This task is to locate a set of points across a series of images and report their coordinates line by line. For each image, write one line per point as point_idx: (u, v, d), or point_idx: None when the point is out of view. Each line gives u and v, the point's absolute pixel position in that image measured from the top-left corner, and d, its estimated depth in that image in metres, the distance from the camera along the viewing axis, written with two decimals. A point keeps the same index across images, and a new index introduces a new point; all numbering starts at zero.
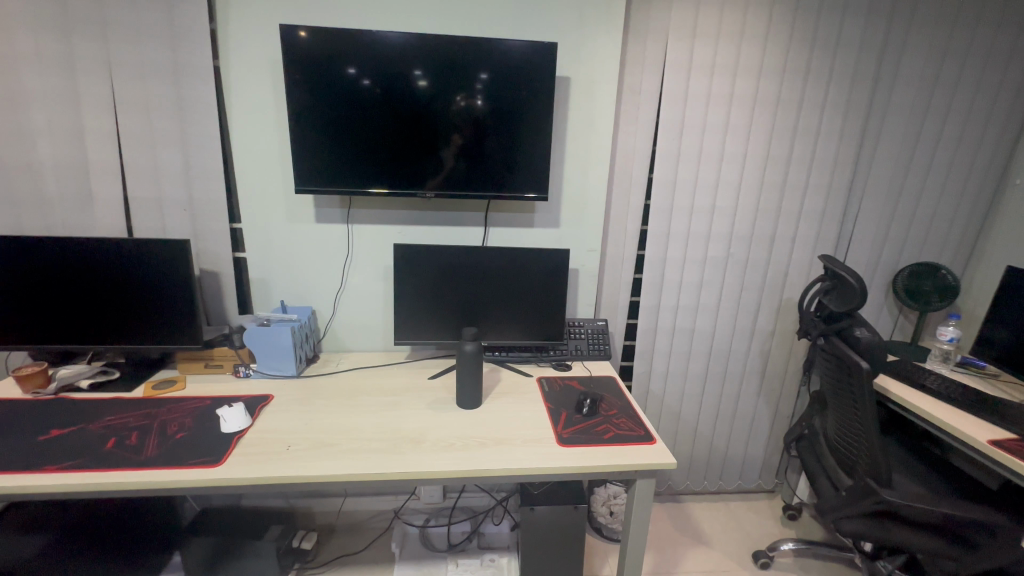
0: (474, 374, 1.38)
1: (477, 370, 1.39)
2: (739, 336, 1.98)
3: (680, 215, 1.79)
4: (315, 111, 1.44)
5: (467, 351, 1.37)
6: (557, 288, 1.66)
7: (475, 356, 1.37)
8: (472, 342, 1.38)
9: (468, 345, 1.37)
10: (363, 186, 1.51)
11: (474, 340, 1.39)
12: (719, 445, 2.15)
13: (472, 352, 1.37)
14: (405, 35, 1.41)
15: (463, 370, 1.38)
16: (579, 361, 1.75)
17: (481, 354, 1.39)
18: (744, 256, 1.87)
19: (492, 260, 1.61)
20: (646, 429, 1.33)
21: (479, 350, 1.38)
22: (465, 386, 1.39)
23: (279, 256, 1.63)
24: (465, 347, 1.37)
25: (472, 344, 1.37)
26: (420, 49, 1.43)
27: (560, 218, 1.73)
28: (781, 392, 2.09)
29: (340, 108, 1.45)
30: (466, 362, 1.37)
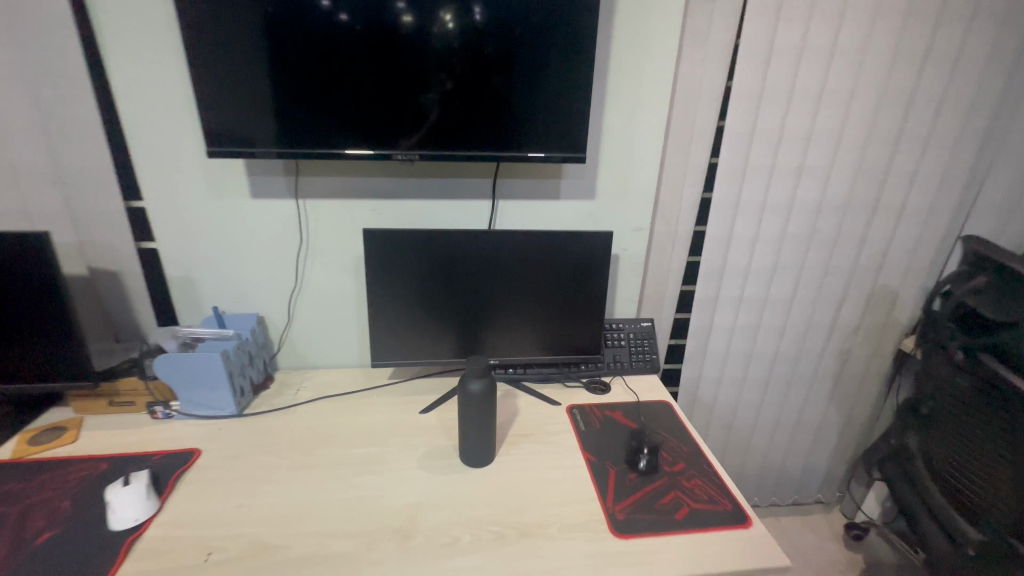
0: (485, 422, 0.96)
1: (490, 416, 0.97)
2: (815, 333, 1.56)
3: (755, 180, 1.32)
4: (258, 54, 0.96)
5: (473, 392, 0.94)
6: (594, 286, 1.22)
7: (485, 398, 0.94)
8: (480, 377, 0.94)
9: (473, 383, 0.94)
10: (310, 147, 1.03)
11: (483, 373, 0.95)
12: (776, 458, 1.79)
13: (482, 393, 0.94)
14: None
15: (466, 416, 0.96)
16: (618, 377, 1.33)
17: (494, 395, 0.96)
18: (834, 232, 1.41)
19: (502, 249, 1.16)
20: (734, 501, 0.93)
21: (490, 389, 0.95)
22: (471, 437, 0.97)
23: (205, 246, 1.17)
24: (470, 386, 0.94)
25: (479, 381, 0.94)
26: None
27: (596, 185, 1.26)
28: (859, 396, 1.69)
29: (285, 38, 0.95)
30: (472, 406, 0.95)
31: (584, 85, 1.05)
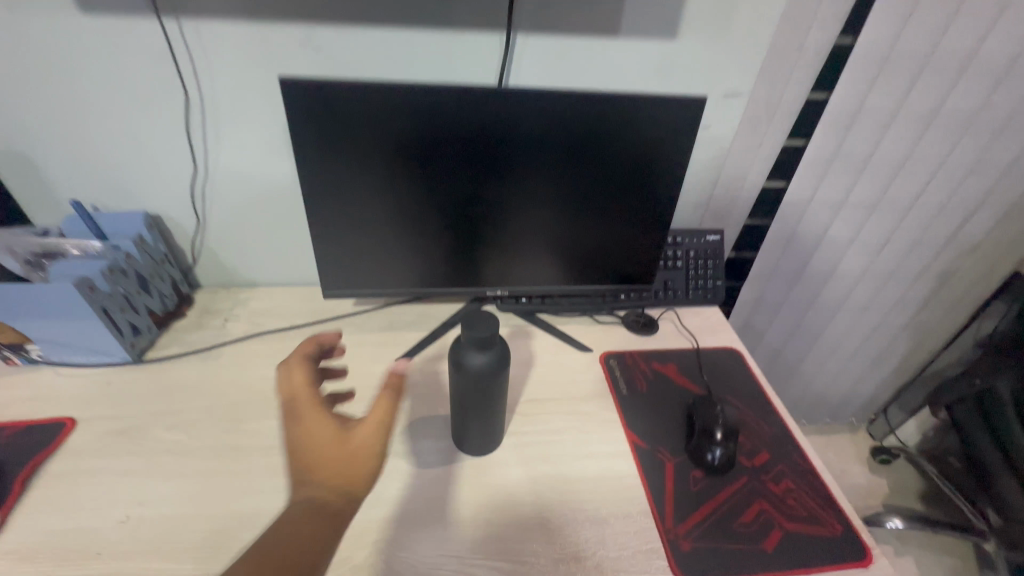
0: (488, 406, 0.64)
1: (497, 398, 0.64)
2: (920, 251, 1.17)
3: (928, 14, 0.83)
4: None
5: (470, 371, 0.59)
6: (656, 187, 0.79)
7: (490, 380, 0.60)
8: (483, 350, 0.59)
9: (472, 358, 0.59)
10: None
11: (487, 339, 0.58)
12: (816, 383, 1.56)
13: (485, 374, 0.59)
14: None
15: (459, 398, 0.63)
16: (666, 310, 0.98)
17: (503, 374, 0.61)
18: (1011, 111, 0.94)
19: (517, 124, 0.71)
20: (845, 521, 0.65)
21: (499, 366, 0.60)
22: (468, 422, 0.66)
23: (37, 100, 0.73)
24: (466, 362, 0.59)
25: (482, 355, 0.59)
26: None
27: (678, 12, 0.75)
28: (942, 324, 1.38)
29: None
30: (469, 389, 0.61)
31: None
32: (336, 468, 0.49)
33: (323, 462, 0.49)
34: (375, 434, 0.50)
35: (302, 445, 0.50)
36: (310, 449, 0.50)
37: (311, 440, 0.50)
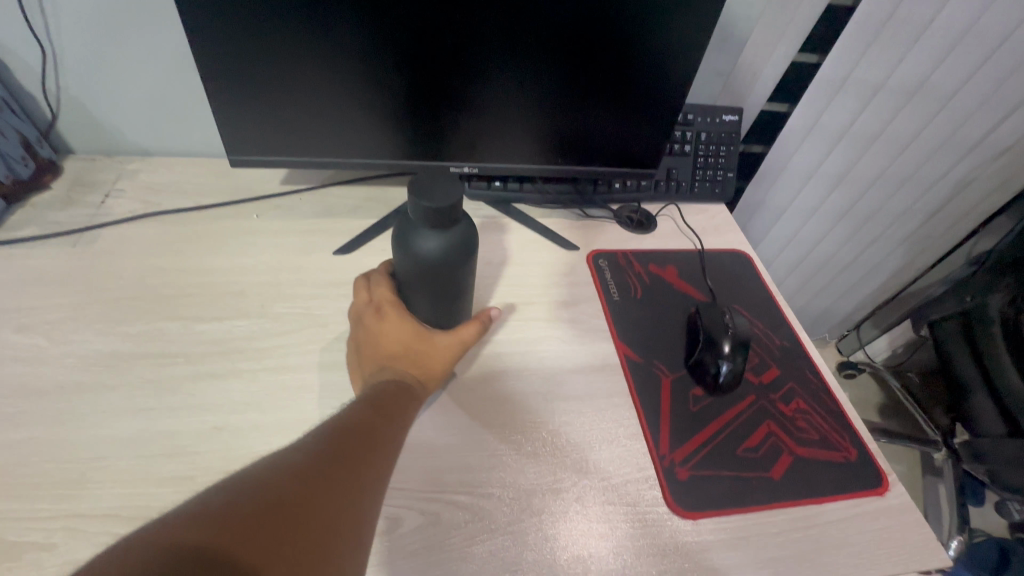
0: (453, 302, 0.50)
1: (465, 288, 0.50)
2: (945, 153, 1.04)
3: None
4: None
5: (424, 263, 0.44)
6: (677, 27, 0.59)
7: (453, 272, 0.45)
8: (438, 234, 0.43)
9: (425, 245, 0.43)
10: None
11: (435, 203, 0.40)
12: (798, 297, 1.50)
13: (446, 266, 0.44)
14: None
15: (413, 293, 0.49)
16: (666, 205, 0.83)
17: (470, 261, 0.46)
18: None
19: None
20: (861, 445, 0.57)
21: (461, 254, 0.44)
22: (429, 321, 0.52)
23: None
24: (418, 249, 0.43)
25: (438, 239, 0.43)
26: None
27: None
28: (944, 241, 1.29)
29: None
30: (427, 284, 0.47)
31: None
32: (414, 363, 0.49)
33: (404, 357, 0.49)
34: (458, 347, 0.51)
35: (376, 339, 0.50)
36: (390, 342, 0.49)
37: (387, 335, 0.50)
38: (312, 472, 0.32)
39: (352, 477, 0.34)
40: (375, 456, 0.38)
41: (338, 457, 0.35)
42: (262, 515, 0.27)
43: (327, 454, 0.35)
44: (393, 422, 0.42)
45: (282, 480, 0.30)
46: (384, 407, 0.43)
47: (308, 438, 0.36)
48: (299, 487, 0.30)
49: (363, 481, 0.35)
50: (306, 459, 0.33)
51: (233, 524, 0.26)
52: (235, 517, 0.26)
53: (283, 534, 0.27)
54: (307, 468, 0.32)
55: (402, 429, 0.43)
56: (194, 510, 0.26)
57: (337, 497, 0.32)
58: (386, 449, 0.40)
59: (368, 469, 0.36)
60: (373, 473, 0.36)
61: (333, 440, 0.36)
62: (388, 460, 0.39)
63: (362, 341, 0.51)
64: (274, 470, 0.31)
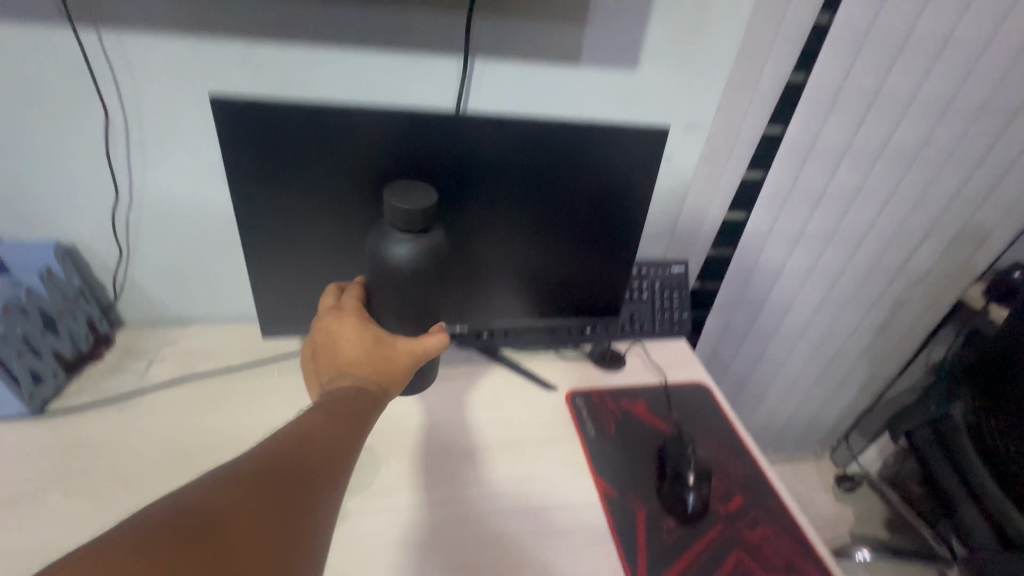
0: (418, 309, 0.62)
1: (433, 297, 0.63)
2: (872, 281, 1.21)
3: (873, 54, 0.86)
4: None
5: (400, 258, 0.57)
6: (620, 214, 0.77)
7: (423, 270, 0.59)
8: (411, 234, 0.57)
9: (402, 245, 0.57)
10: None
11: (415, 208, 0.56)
12: (779, 415, 1.53)
13: (416, 261, 0.58)
14: None
15: (385, 296, 0.61)
16: (633, 343, 0.95)
17: (437, 268, 0.60)
18: (950, 147, 0.99)
19: (473, 146, 0.67)
20: (823, 569, 0.62)
21: (430, 254, 0.58)
22: (395, 326, 0.63)
23: None
24: (396, 248, 0.57)
25: (411, 242, 0.57)
26: None
27: (643, 43, 0.74)
28: (898, 352, 1.41)
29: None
30: (400, 286, 0.59)
31: None
32: (372, 365, 0.58)
33: (361, 359, 0.58)
34: (417, 353, 0.59)
35: (336, 343, 0.59)
36: (346, 342, 0.58)
37: (345, 337, 0.59)
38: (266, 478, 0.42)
39: (293, 492, 0.42)
40: (321, 470, 0.46)
41: (282, 471, 0.43)
42: (199, 529, 0.35)
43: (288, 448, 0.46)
44: (350, 419, 0.52)
45: (224, 497, 0.38)
46: (340, 414, 0.52)
47: (258, 450, 0.44)
48: (237, 504, 0.38)
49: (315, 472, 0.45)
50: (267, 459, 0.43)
51: (173, 538, 0.34)
52: (174, 530, 0.34)
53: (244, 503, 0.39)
54: (249, 484, 0.40)
55: (362, 429, 0.53)
56: (144, 517, 0.35)
57: (275, 514, 0.40)
58: (339, 443, 0.49)
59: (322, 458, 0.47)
60: (315, 486, 0.44)
61: (278, 453, 0.44)
62: (336, 472, 0.48)
63: (323, 345, 0.59)
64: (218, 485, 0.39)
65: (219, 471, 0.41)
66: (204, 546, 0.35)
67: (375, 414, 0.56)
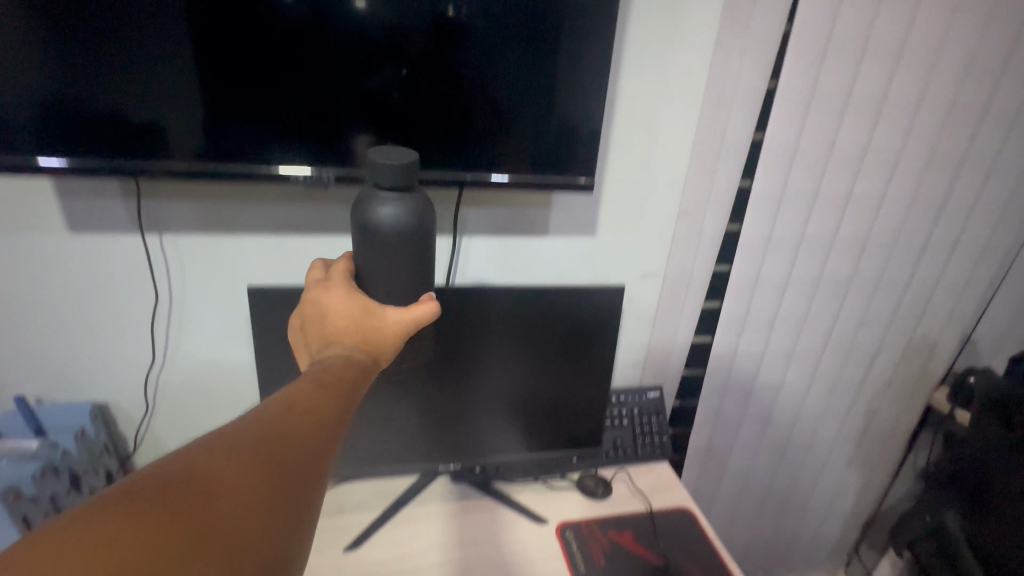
0: (412, 280, 0.54)
1: (429, 263, 0.55)
2: (840, 392, 1.29)
3: (792, 210, 1.03)
4: (69, 32, 0.60)
5: (383, 221, 0.51)
6: (594, 356, 0.88)
7: (412, 234, 0.52)
8: (395, 194, 0.51)
9: (386, 207, 0.50)
10: (78, 100, 0.62)
11: (394, 168, 0.49)
12: (784, 530, 1.51)
13: (403, 223, 0.51)
14: None
15: (373, 267, 0.53)
16: (619, 470, 1.00)
17: (429, 230, 0.53)
18: (876, 275, 1.14)
19: (466, 307, 0.80)
20: None
21: (419, 215, 0.52)
22: (388, 297, 0.55)
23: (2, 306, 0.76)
24: (378, 211, 0.50)
25: (395, 205, 0.51)
26: None
27: (597, 217, 0.92)
28: (884, 457, 1.44)
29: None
30: (387, 251, 0.52)
31: (585, 97, 0.74)
32: (361, 339, 0.51)
33: (352, 334, 0.52)
34: (409, 323, 0.53)
35: (323, 316, 0.53)
36: (334, 311, 0.52)
37: (333, 310, 0.52)
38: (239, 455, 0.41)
39: (275, 468, 0.42)
40: (310, 441, 0.44)
41: (267, 444, 0.42)
42: (180, 498, 0.37)
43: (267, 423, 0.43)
44: (338, 399, 0.47)
45: (207, 467, 0.39)
46: (330, 385, 0.48)
47: (242, 420, 0.43)
48: (213, 480, 0.39)
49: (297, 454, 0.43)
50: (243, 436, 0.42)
51: (156, 506, 0.36)
52: (150, 500, 0.36)
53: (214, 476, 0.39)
54: (233, 457, 0.41)
55: (347, 409, 0.48)
56: (134, 479, 0.37)
57: (258, 486, 0.40)
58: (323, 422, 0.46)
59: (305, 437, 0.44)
60: (303, 456, 0.43)
61: (266, 423, 0.43)
62: (328, 440, 0.46)
63: (311, 317, 0.54)
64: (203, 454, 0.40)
65: (206, 441, 0.41)
66: (185, 517, 0.37)
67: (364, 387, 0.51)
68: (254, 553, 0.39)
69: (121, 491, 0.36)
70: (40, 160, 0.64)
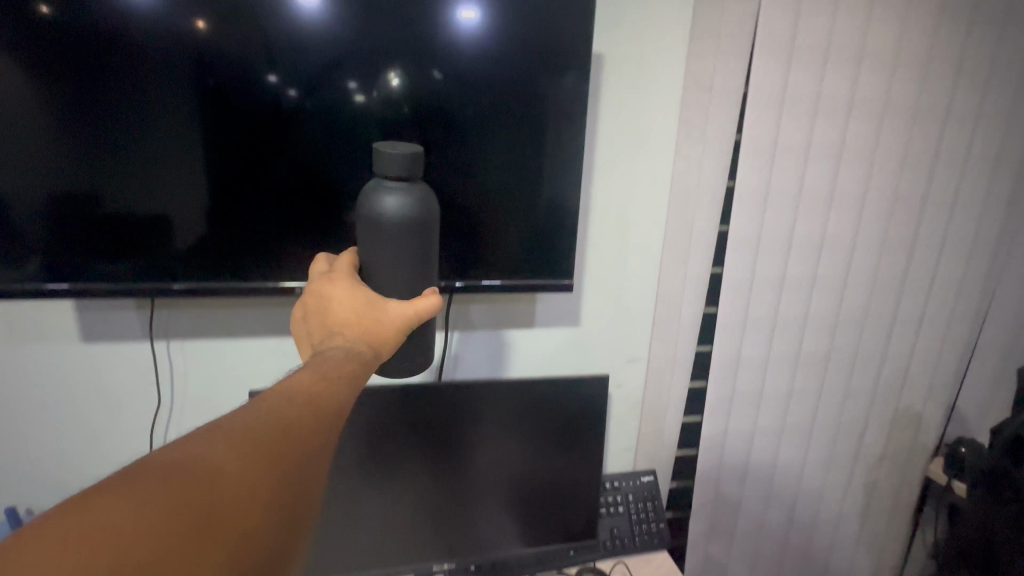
0: (412, 272, 0.60)
1: (427, 255, 0.61)
2: (835, 467, 1.29)
3: (764, 293, 1.10)
4: (83, 179, 0.70)
5: (387, 209, 0.57)
6: (585, 442, 0.90)
7: (416, 221, 0.58)
8: (398, 186, 0.58)
9: (389, 197, 0.57)
10: (93, 207, 0.71)
11: (396, 160, 0.57)
12: None
13: (407, 210, 0.58)
14: (334, 10, 0.70)
15: (376, 260, 0.60)
16: (617, 562, 0.98)
17: (430, 219, 0.60)
18: (852, 350, 1.19)
19: (460, 399, 0.83)
20: None
21: (419, 207, 0.58)
22: (389, 288, 0.61)
23: (17, 413, 0.81)
24: (382, 201, 0.57)
25: (398, 196, 0.57)
26: (361, 26, 0.71)
27: (581, 307, 0.99)
28: (891, 535, 1.40)
29: (63, 63, 0.66)
30: (390, 242, 0.58)
31: (562, 209, 0.85)
32: (362, 328, 0.57)
33: (353, 322, 0.57)
34: (409, 316, 0.58)
35: (327, 306, 0.58)
36: (336, 299, 0.58)
37: (336, 301, 0.58)
38: (244, 447, 0.41)
39: (279, 458, 0.42)
40: (311, 434, 0.45)
41: (271, 437, 0.43)
42: (186, 488, 0.37)
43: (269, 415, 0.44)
44: (338, 393, 0.50)
45: (211, 459, 0.39)
46: (331, 376, 0.50)
47: (245, 412, 0.44)
48: (220, 468, 0.39)
49: (300, 446, 0.44)
50: (248, 427, 0.43)
51: (161, 494, 0.36)
52: (158, 488, 0.36)
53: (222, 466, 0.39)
54: (240, 446, 0.41)
55: (345, 402, 0.50)
56: (136, 469, 0.37)
57: (262, 478, 0.41)
58: (324, 415, 0.47)
59: (307, 429, 0.45)
60: (305, 449, 0.44)
61: (268, 415, 0.44)
62: (327, 436, 0.47)
63: (315, 307, 0.59)
64: (206, 443, 0.40)
65: (210, 430, 0.41)
66: (192, 505, 0.36)
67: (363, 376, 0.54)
68: (255, 547, 0.39)
69: (121, 482, 0.35)
70: (47, 285, 0.72)
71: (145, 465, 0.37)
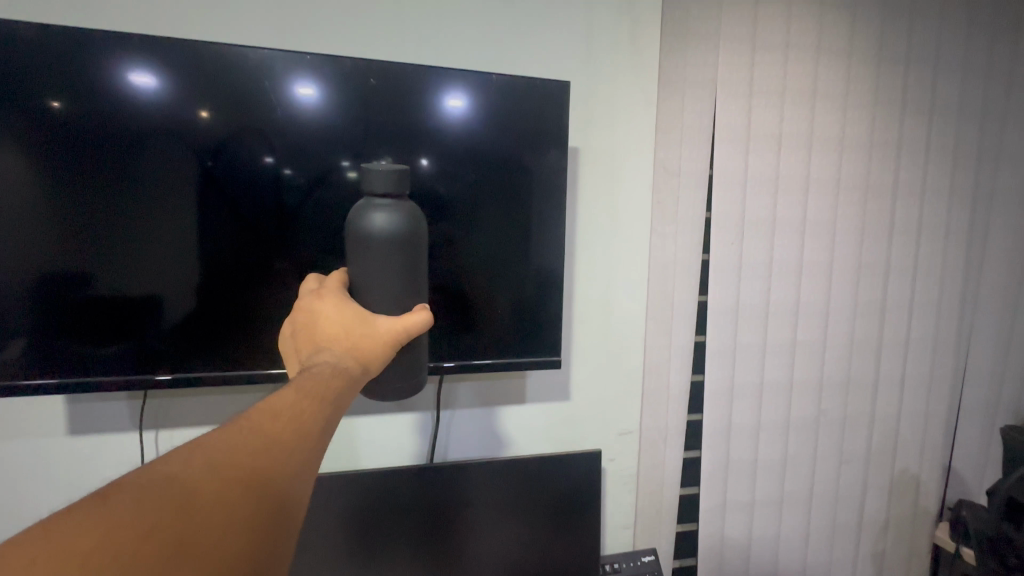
0: (400, 286, 0.63)
1: (415, 270, 0.64)
2: (840, 537, 1.25)
3: (747, 358, 1.13)
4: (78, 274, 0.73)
5: (376, 224, 0.60)
6: (581, 517, 0.88)
7: (402, 235, 0.61)
8: (386, 204, 0.61)
9: (378, 214, 0.60)
10: (84, 285, 0.73)
11: (384, 179, 0.60)
12: None
13: (394, 223, 0.61)
14: (330, 105, 0.77)
15: (365, 275, 0.61)
16: None
17: (417, 233, 0.63)
18: (840, 414, 1.21)
19: (456, 476, 0.82)
20: None
21: (406, 224, 0.62)
22: (378, 302, 0.62)
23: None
24: (372, 217, 0.60)
25: (386, 213, 0.61)
26: (355, 116, 0.78)
27: (570, 380, 1.01)
28: None
29: (70, 159, 0.70)
30: (379, 256, 0.61)
31: (545, 287, 0.90)
32: (351, 341, 0.56)
33: (342, 337, 0.56)
34: (399, 330, 0.59)
35: (317, 321, 0.58)
36: (326, 314, 0.58)
37: (326, 317, 0.58)
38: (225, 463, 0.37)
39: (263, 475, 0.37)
40: (298, 451, 0.41)
41: (253, 452, 0.38)
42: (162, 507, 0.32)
43: (252, 431, 0.40)
44: (324, 408, 0.46)
45: (190, 474, 0.35)
46: (319, 391, 0.47)
47: (226, 430, 0.40)
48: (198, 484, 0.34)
49: (287, 462, 0.39)
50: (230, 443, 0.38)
51: (132, 513, 0.31)
52: (130, 509, 0.31)
53: (201, 483, 0.34)
54: (222, 461, 0.36)
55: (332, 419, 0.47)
56: (108, 489, 0.32)
57: (246, 494, 0.36)
58: (310, 431, 0.43)
59: (293, 443, 0.41)
60: (292, 464, 0.40)
61: (251, 431, 0.40)
62: (315, 452, 0.42)
63: (304, 324, 0.59)
64: (184, 460, 0.35)
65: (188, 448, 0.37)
66: (165, 527, 0.31)
67: (351, 395, 0.51)
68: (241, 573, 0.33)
69: (87, 504, 0.31)
70: (27, 380, 0.73)
71: (118, 485, 0.33)
